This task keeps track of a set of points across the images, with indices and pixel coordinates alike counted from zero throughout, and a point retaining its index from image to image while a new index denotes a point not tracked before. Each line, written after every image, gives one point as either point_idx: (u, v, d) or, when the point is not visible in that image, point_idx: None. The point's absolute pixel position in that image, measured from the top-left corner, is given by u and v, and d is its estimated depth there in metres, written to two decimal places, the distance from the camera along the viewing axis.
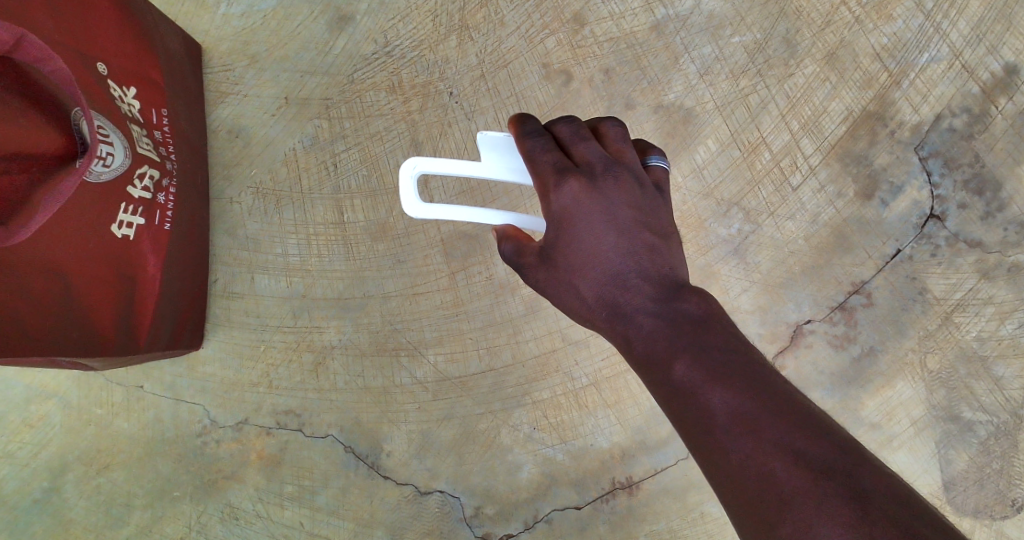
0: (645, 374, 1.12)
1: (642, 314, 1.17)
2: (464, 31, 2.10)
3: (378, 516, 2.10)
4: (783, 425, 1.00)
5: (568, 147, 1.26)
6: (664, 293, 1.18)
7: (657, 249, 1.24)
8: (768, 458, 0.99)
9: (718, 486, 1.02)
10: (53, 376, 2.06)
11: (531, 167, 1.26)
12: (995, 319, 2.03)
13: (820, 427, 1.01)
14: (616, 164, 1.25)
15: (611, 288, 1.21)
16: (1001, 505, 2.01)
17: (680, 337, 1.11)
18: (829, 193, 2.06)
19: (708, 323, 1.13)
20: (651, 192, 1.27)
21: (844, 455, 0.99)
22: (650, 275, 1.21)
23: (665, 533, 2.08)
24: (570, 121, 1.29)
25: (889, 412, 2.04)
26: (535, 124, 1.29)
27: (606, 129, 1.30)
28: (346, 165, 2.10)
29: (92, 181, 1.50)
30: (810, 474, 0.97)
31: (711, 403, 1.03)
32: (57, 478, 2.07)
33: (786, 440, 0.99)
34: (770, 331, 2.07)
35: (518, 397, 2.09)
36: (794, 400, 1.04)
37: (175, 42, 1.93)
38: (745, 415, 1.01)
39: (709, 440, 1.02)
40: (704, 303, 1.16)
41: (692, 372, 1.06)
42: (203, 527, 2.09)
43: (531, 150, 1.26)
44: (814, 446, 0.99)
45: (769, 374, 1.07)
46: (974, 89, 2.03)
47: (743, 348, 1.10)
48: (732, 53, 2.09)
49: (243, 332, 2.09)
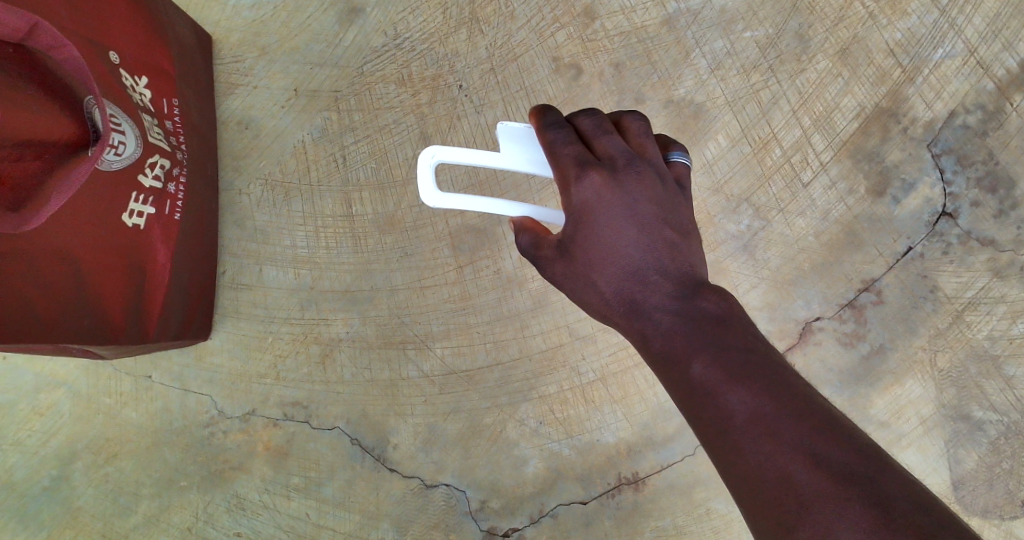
0: (662, 371, 1.12)
1: (661, 311, 1.16)
2: (474, 24, 2.10)
3: (383, 509, 2.10)
4: (803, 426, 0.99)
5: (590, 140, 1.26)
6: (683, 291, 1.18)
7: (677, 246, 1.23)
8: (787, 460, 0.98)
9: (733, 486, 1.01)
10: (62, 365, 2.08)
11: (552, 159, 1.25)
12: (1007, 318, 2.02)
13: (841, 430, 1.00)
14: (639, 159, 1.24)
15: (629, 285, 1.21)
16: (1010, 505, 2.00)
17: (699, 335, 1.11)
18: (840, 190, 2.04)
19: (727, 321, 1.13)
20: (673, 187, 1.26)
21: (865, 460, 0.98)
22: (669, 272, 1.20)
23: (671, 529, 2.08)
24: (592, 114, 1.28)
25: (898, 410, 2.03)
26: (557, 115, 1.28)
27: (629, 123, 1.29)
28: (354, 158, 2.10)
29: (104, 169, 1.51)
30: (831, 477, 0.96)
31: (730, 402, 1.03)
32: (66, 467, 2.08)
33: (806, 442, 0.98)
34: (778, 328, 2.05)
35: (525, 392, 2.09)
36: (815, 402, 1.03)
37: (187, 32, 1.93)
38: (765, 416, 1.01)
39: (727, 440, 1.01)
40: (724, 302, 1.16)
41: (711, 371, 1.06)
42: (209, 517, 2.10)
43: (552, 142, 1.25)
44: (835, 449, 0.98)
45: (789, 375, 1.06)
46: (989, 86, 2.01)
47: (763, 348, 1.10)
48: (744, 48, 2.07)
49: (252, 323, 2.10)
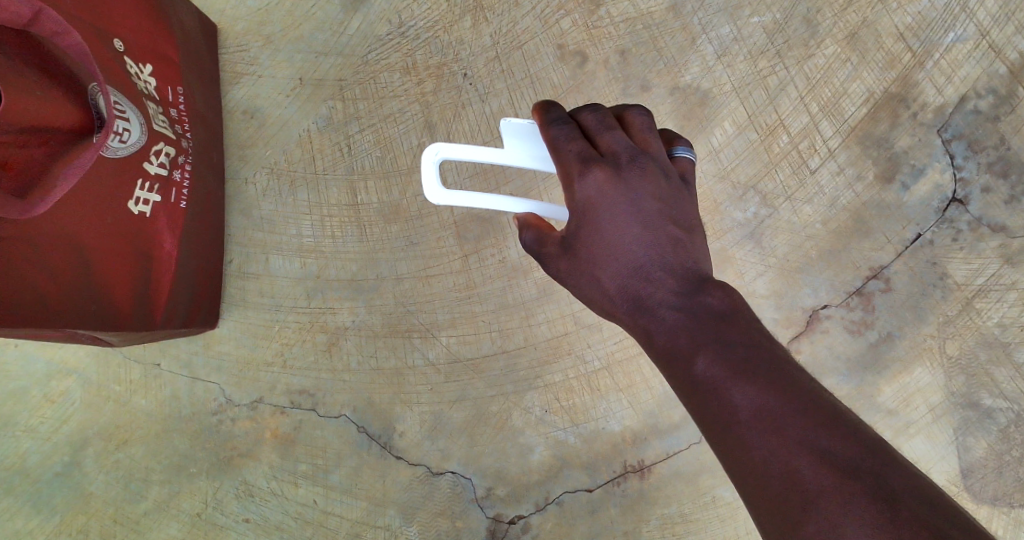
0: (666, 368, 1.11)
1: (665, 308, 1.15)
2: (479, 12, 2.09)
3: (389, 496, 2.11)
4: (808, 422, 0.99)
5: (593, 136, 1.25)
6: (686, 287, 1.17)
7: (681, 242, 1.23)
8: (792, 457, 0.97)
9: (739, 482, 1.00)
10: (73, 352, 2.10)
11: (556, 155, 1.25)
12: (1018, 305, 1.99)
13: (846, 426, 0.99)
14: (643, 154, 1.24)
15: (634, 281, 1.20)
16: (1020, 493, 1.97)
17: (703, 331, 1.10)
18: (848, 176, 2.02)
19: (732, 317, 1.12)
20: (677, 183, 1.26)
21: (871, 455, 0.97)
22: (673, 268, 1.20)
23: (676, 517, 2.08)
24: (596, 110, 1.28)
25: (907, 398, 2.01)
26: (560, 112, 1.27)
27: (632, 117, 1.28)
28: (360, 147, 2.10)
29: (109, 156, 1.52)
30: (835, 473, 0.95)
31: (734, 399, 1.02)
32: (78, 453, 2.11)
33: (812, 438, 0.97)
34: (785, 316, 2.04)
35: (531, 380, 2.10)
36: (820, 398, 1.02)
37: (193, 21, 1.94)
38: (770, 413, 1.00)
39: (732, 436, 1.01)
40: (728, 298, 1.15)
41: (714, 367, 1.05)
42: (218, 503, 2.12)
43: (556, 138, 1.25)
44: (841, 445, 0.97)
45: (794, 372, 1.05)
46: (1001, 70, 1.98)
47: (767, 344, 1.09)
48: (751, 34, 2.05)
49: (259, 312, 2.11)
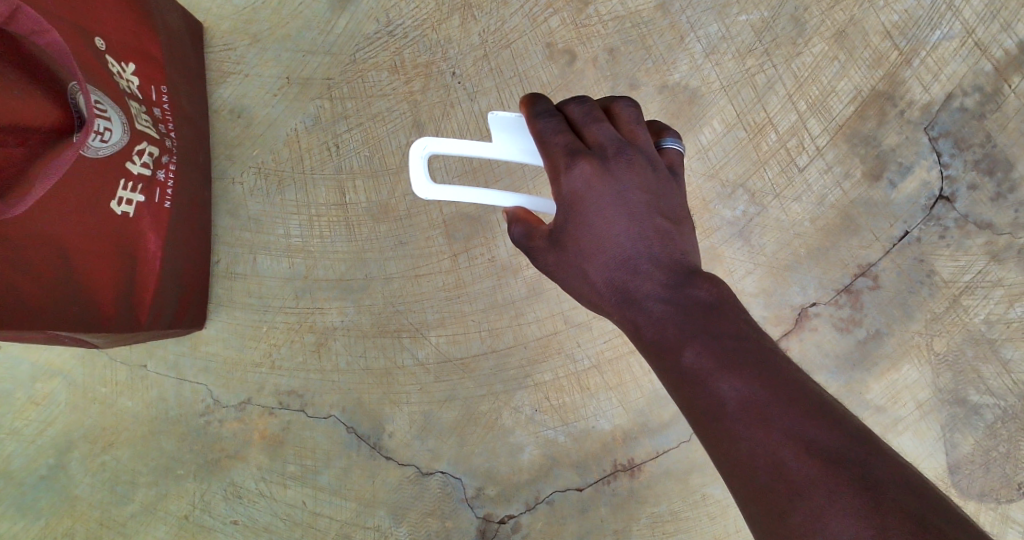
0: (654, 360, 1.11)
1: (652, 300, 1.15)
2: (467, 10, 2.08)
3: (379, 496, 2.10)
4: (794, 412, 0.99)
5: (580, 128, 1.25)
6: (674, 278, 1.16)
7: (668, 234, 1.22)
8: (778, 448, 0.97)
9: (726, 472, 1.01)
10: (58, 354, 2.08)
11: (542, 149, 1.25)
12: (1004, 302, 2.00)
13: (833, 415, 0.99)
14: (629, 146, 1.23)
15: (621, 273, 1.20)
16: (1007, 489, 1.99)
17: (690, 322, 1.10)
18: (836, 174, 2.03)
19: (719, 308, 1.12)
20: (665, 175, 1.25)
21: (856, 444, 0.97)
22: (660, 259, 1.19)
23: (666, 515, 2.08)
24: (582, 102, 1.27)
25: (895, 395, 2.02)
26: (547, 104, 1.27)
27: (620, 109, 1.27)
28: (348, 146, 2.09)
29: (90, 155, 1.51)
30: (822, 463, 0.95)
31: (721, 390, 1.02)
32: (63, 455, 2.09)
33: (798, 429, 0.97)
34: (774, 314, 2.04)
35: (520, 379, 2.09)
36: (807, 388, 1.02)
37: (177, 19, 1.93)
38: (756, 403, 1.00)
39: (719, 428, 1.01)
40: (716, 289, 1.14)
41: (701, 359, 1.05)
42: (206, 505, 2.11)
43: (542, 131, 1.24)
44: (827, 435, 0.97)
45: (781, 362, 1.05)
46: (986, 68, 1.99)
47: (755, 335, 1.08)
48: (739, 32, 2.05)
49: (246, 312, 2.10)
